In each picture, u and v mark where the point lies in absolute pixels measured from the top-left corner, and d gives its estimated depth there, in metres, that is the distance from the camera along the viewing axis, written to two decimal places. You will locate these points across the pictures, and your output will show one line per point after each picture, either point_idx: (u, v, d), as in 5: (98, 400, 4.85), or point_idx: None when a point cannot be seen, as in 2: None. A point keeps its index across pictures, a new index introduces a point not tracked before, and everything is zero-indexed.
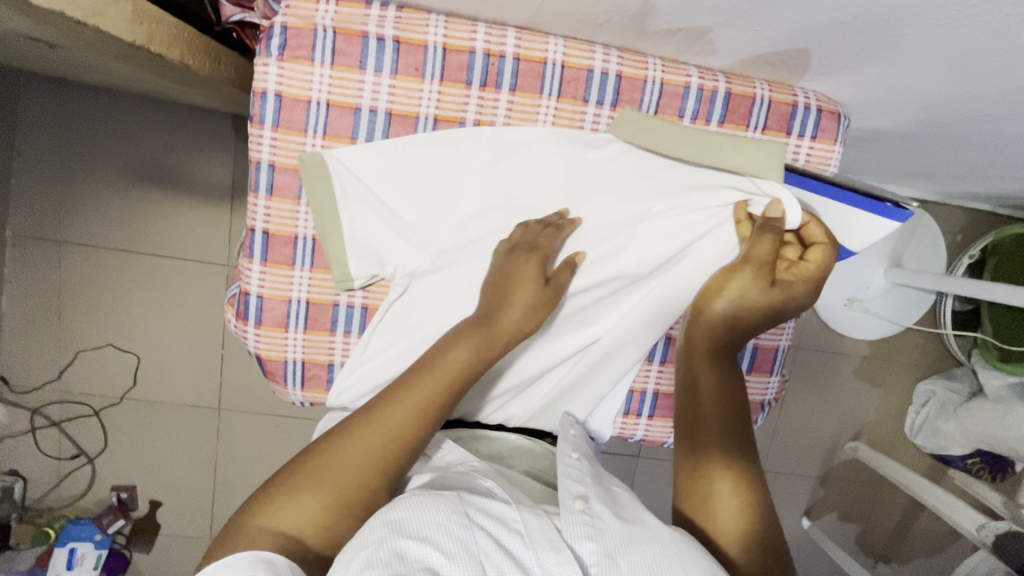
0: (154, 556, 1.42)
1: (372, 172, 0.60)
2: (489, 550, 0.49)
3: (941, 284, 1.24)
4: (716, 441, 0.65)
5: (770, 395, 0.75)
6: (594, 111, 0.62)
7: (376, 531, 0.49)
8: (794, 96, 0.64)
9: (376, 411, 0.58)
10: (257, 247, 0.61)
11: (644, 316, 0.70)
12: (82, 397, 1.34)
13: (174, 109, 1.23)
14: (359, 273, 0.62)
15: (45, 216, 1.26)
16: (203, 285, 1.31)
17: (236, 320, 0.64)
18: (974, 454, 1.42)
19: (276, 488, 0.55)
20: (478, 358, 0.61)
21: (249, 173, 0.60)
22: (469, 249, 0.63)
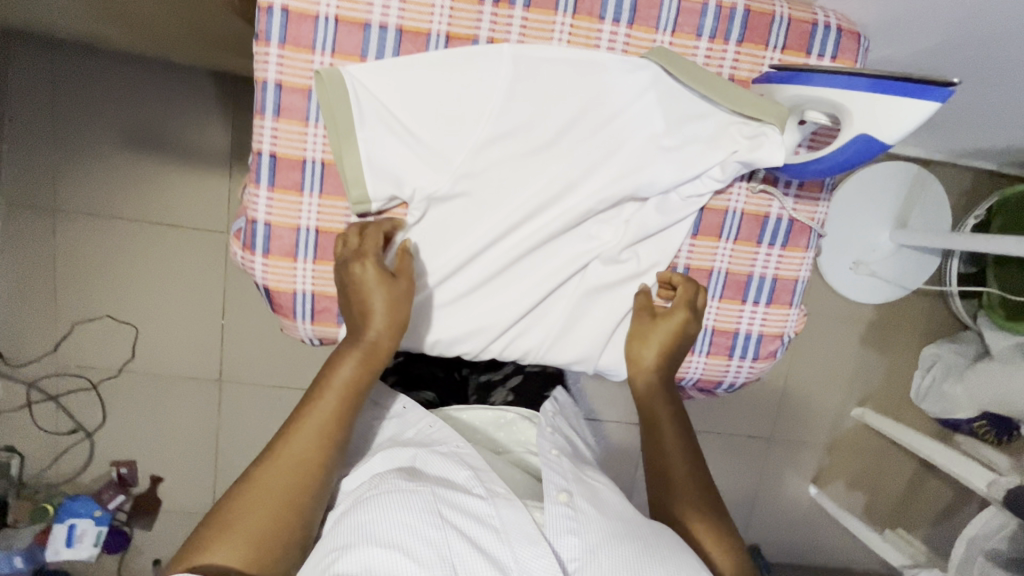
0: (156, 534, 1.39)
1: (388, 89, 0.58)
2: (462, 552, 0.56)
3: (947, 240, 1.24)
4: (679, 472, 0.67)
5: (790, 327, 0.72)
6: (610, 29, 0.61)
7: (347, 537, 0.57)
8: (815, 15, 0.63)
9: (279, 447, 0.61)
10: (263, 171, 0.60)
11: (647, 224, 0.65)
12: (79, 370, 1.31)
13: (172, 70, 1.21)
14: (376, 195, 0.60)
15: (38, 184, 1.23)
16: (203, 253, 1.29)
17: (243, 251, 0.62)
18: (980, 417, 1.39)
19: (194, 543, 0.57)
20: (365, 369, 0.62)
21: (255, 94, 0.58)
22: (488, 172, 0.61)
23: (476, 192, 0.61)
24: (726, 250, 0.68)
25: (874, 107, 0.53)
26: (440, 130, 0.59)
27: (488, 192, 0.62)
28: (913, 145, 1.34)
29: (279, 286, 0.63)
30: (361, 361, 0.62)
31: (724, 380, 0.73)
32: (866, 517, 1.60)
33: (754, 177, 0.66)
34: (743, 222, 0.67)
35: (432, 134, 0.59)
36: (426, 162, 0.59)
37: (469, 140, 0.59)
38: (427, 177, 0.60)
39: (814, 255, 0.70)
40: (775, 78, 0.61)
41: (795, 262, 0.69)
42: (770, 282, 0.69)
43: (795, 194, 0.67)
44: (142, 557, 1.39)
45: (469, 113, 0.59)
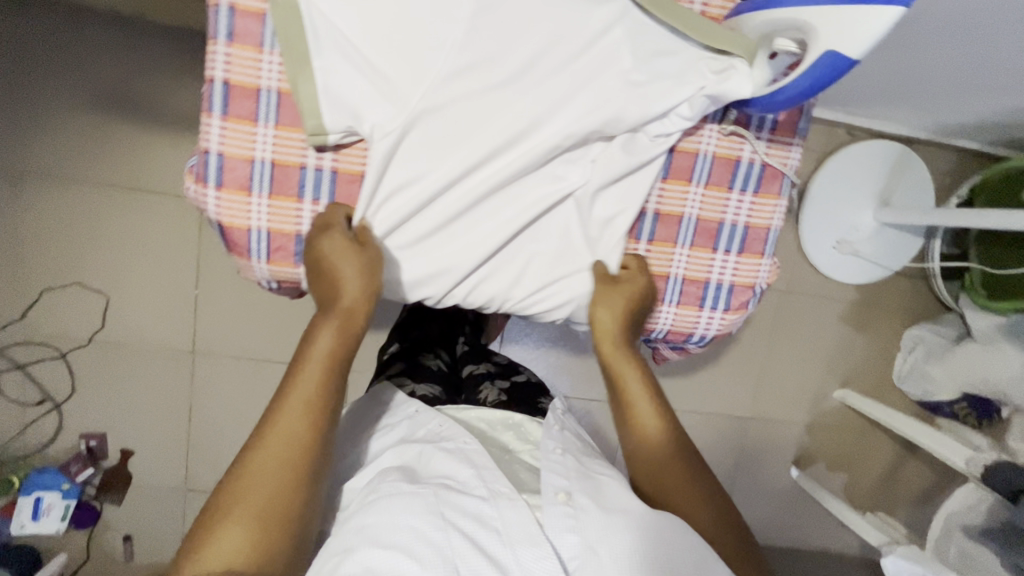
0: (126, 510, 1.36)
1: (346, 19, 0.60)
2: (465, 551, 0.58)
3: (930, 216, 1.23)
4: (659, 447, 0.70)
5: (762, 278, 0.76)
6: None
7: (349, 541, 0.58)
8: None
9: (265, 433, 0.61)
10: (216, 100, 0.62)
11: (614, 165, 0.68)
12: (47, 338, 1.28)
13: (149, 33, 1.20)
14: (333, 126, 0.62)
15: (4, 143, 1.20)
16: (176, 219, 1.26)
17: (195, 184, 0.64)
18: (961, 399, 1.42)
19: (198, 537, 0.57)
20: (343, 338, 0.66)
21: (209, 18, 0.60)
22: (447, 107, 0.63)
23: (436, 135, 0.64)
24: (697, 194, 0.72)
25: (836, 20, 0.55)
26: (400, 65, 0.62)
27: (445, 131, 0.64)
28: (896, 123, 1.34)
29: (233, 222, 0.66)
30: (336, 332, 0.66)
31: (694, 332, 0.77)
32: (848, 499, 1.60)
33: (725, 121, 0.70)
34: (715, 166, 0.71)
35: (392, 70, 0.62)
36: (385, 100, 0.62)
37: (428, 75, 0.62)
38: (388, 116, 0.62)
39: (786, 203, 0.74)
40: (744, 11, 0.64)
41: (767, 210, 0.73)
42: (740, 229, 0.74)
43: (767, 138, 0.71)
44: (112, 533, 1.37)
45: (426, 51, 0.62)
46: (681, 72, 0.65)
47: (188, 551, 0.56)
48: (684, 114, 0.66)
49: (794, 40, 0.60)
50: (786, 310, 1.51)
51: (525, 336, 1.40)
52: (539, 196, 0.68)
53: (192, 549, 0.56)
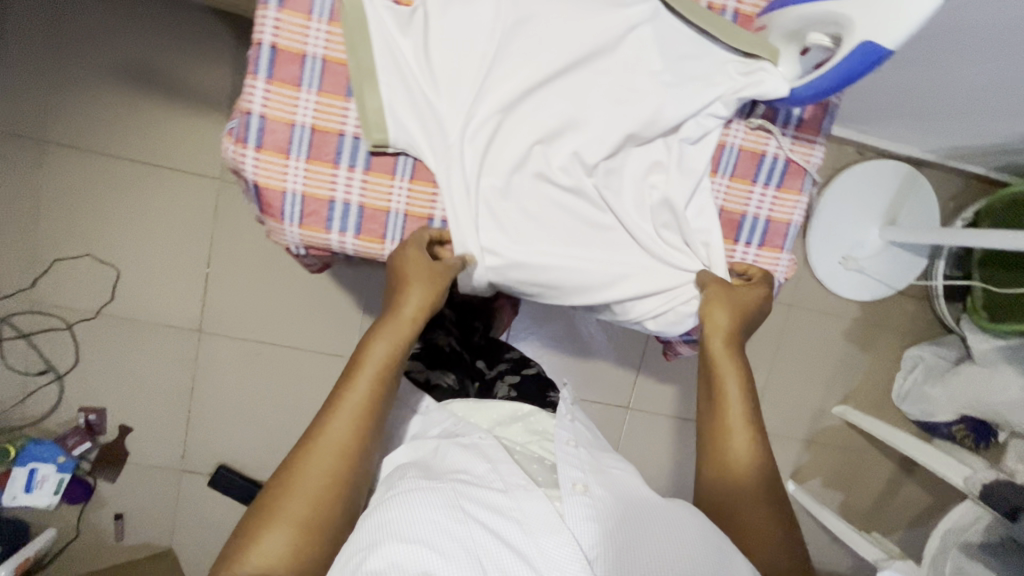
0: (120, 486, 1.35)
1: (396, 24, 0.64)
2: (489, 545, 0.57)
3: (936, 237, 1.25)
4: (749, 478, 0.68)
5: (781, 272, 0.78)
6: None
7: (371, 536, 0.57)
8: None
9: (317, 440, 0.63)
10: (262, 63, 0.64)
11: (656, 160, 0.70)
12: (55, 309, 1.28)
13: (180, 13, 1.22)
14: (395, 139, 0.65)
15: (27, 111, 1.21)
16: (192, 197, 1.27)
17: (234, 145, 0.65)
18: (959, 421, 1.46)
19: (242, 536, 0.58)
20: (398, 349, 0.66)
21: None
22: (487, 109, 0.64)
23: (486, 156, 0.66)
24: (722, 185, 0.73)
25: (874, 11, 0.56)
26: (445, 87, 0.65)
27: (492, 153, 0.66)
28: (905, 143, 1.37)
29: (268, 184, 0.67)
30: (395, 342, 0.67)
31: None
32: (843, 516, 1.60)
33: (751, 116, 0.72)
34: (740, 158, 0.73)
35: (439, 93, 0.65)
36: (434, 122, 0.65)
37: (474, 81, 0.64)
38: (440, 140, 0.65)
39: (808, 198, 0.76)
40: (776, 7, 0.66)
41: (789, 205, 0.75)
42: (762, 222, 0.75)
43: (792, 135, 0.73)
44: (104, 510, 1.36)
45: (470, 77, 0.65)
46: (709, 74, 0.67)
47: (230, 548, 0.58)
48: (721, 112, 0.68)
49: (829, 35, 0.62)
50: (790, 323, 1.53)
51: (531, 332, 1.41)
52: (570, 204, 0.69)
53: (236, 546, 0.57)
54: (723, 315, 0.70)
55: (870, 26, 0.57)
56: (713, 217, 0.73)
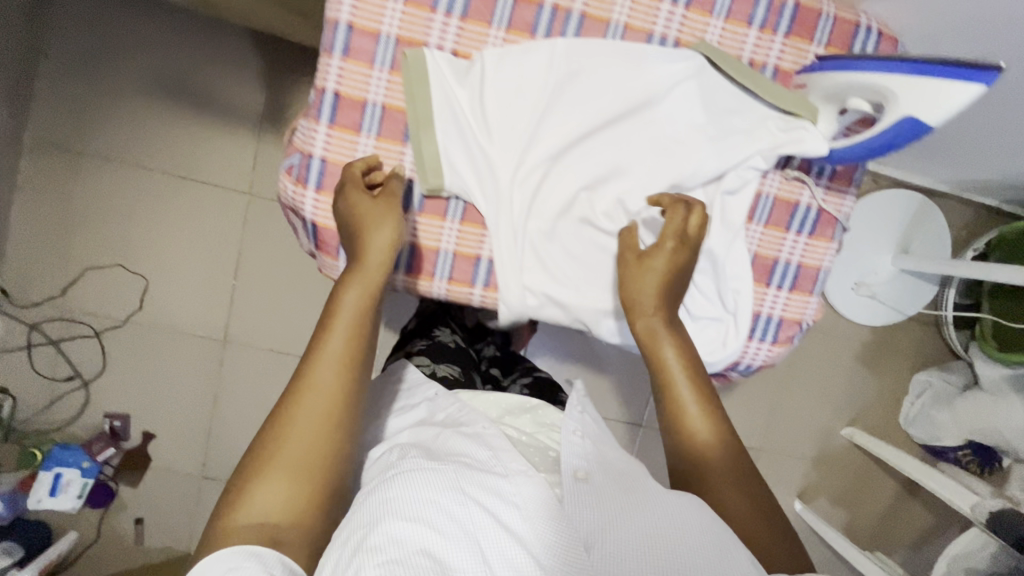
0: (142, 491, 1.38)
1: (454, 72, 0.67)
2: (487, 529, 0.56)
3: (948, 267, 1.27)
4: (714, 451, 0.67)
5: (808, 316, 0.78)
6: (668, 8, 0.69)
7: (373, 513, 0.56)
8: (858, 18, 0.71)
9: (296, 394, 0.62)
10: (325, 109, 0.67)
11: (699, 210, 0.72)
12: (83, 316, 1.30)
13: (216, 30, 1.25)
14: (449, 184, 0.68)
15: (64, 125, 1.24)
16: (222, 210, 1.30)
17: (295, 185, 0.69)
18: (964, 446, 1.49)
19: (233, 493, 0.58)
20: (367, 296, 0.66)
21: (327, 33, 0.66)
22: (537, 155, 0.68)
23: (534, 201, 0.69)
24: (757, 232, 0.75)
25: (917, 88, 0.59)
26: (498, 136, 0.68)
27: (540, 199, 0.69)
28: (920, 173, 1.40)
29: (324, 224, 0.70)
30: (366, 289, 0.66)
31: (741, 361, 0.78)
32: (848, 536, 1.62)
33: (787, 168, 0.74)
34: (776, 208, 0.74)
35: (493, 140, 0.68)
36: (486, 169, 0.68)
37: (525, 128, 0.68)
38: (491, 185, 0.68)
39: (837, 247, 0.78)
40: (817, 69, 0.69)
41: (820, 251, 0.76)
42: (793, 268, 0.76)
43: (825, 185, 0.75)
44: (126, 513, 1.38)
45: (522, 126, 0.68)
46: (754, 127, 0.69)
47: (222, 505, 0.58)
48: (759, 165, 0.70)
49: (868, 100, 0.65)
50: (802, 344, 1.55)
51: (547, 348, 1.43)
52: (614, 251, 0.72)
53: (228, 503, 0.58)
54: (651, 281, 0.68)
55: (912, 102, 0.60)
56: (748, 261, 0.74)
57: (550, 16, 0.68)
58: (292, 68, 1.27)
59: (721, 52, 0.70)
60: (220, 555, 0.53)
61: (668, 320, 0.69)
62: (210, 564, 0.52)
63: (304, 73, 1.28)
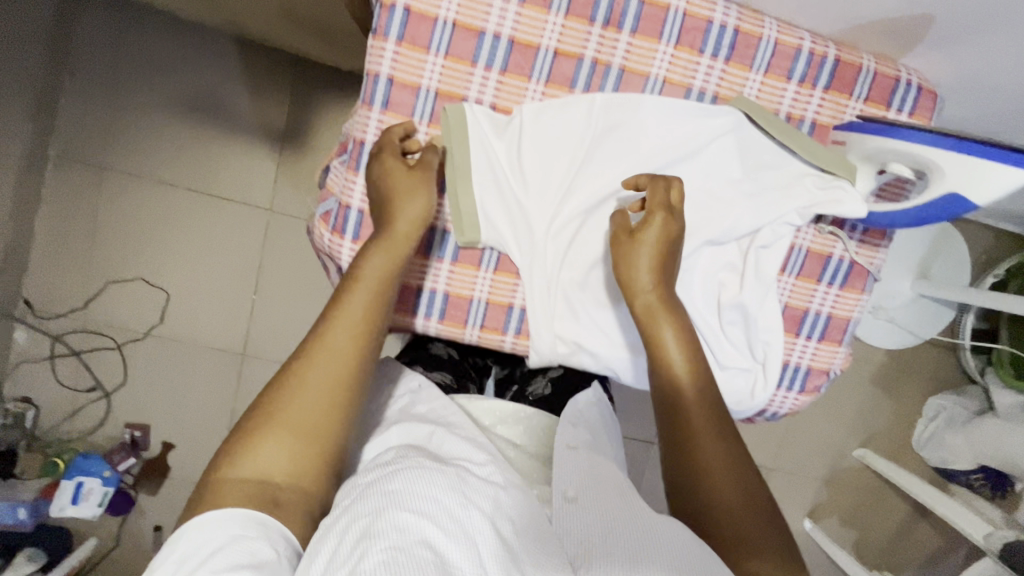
0: (160, 500, 1.38)
1: (493, 127, 0.69)
2: (484, 530, 0.52)
3: (967, 296, 1.26)
4: (705, 435, 0.65)
5: (836, 365, 0.79)
6: (708, 62, 0.70)
7: (374, 503, 0.52)
8: (898, 72, 0.72)
9: (313, 352, 0.60)
10: (364, 161, 0.70)
11: (728, 262, 0.73)
12: (106, 329, 1.31)
13: (240, 46, 1.25)
14: (486, 237, 0.70)
15: (89, 139, 1.24)
16: (243, 226, 1.30)
17: (332, 234, 0.71)
18: (977, 471, 1.46)
19: (238, 440, 0.56)
20: (389, 264, 0.65)
21: (367, 86, 0.68)
22: (570, 208, 0.70)
23: (568, 252, 0.71)
24: (789, 283, 0.75)
25: (963, 166, 0.62)
26: (534, 189, 0.70)
27: (574, 250, 0.71)
28: None
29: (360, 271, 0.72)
30: (389, 258, 0.65)
31: (768, 408, 0.78)
32: (858, 555, 1.62)
33: (821, 221, 0.75)
34: (808, 259, 0.75)
35: (529, 194, 0.70)
36: (522, 221, 0.71)
37: (559, 181, 0.71)
38: (526, 236, 0.71)
39: (867, 298, 0.78)
40: (856, 128, 0.70)
41: (850, 302, 0.77)
42: (823, 318, 0.77)
43: (858, 238, 0.76)
44: (144, 520, 1.37)
45: (557, 180, 0.71)
46: (787, 183, 0.70)
47: (223, 456, 0.56)
48: (794, 221, 0.70)
49: (909, 165, 0.67)
50: None
51: None
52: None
53: (230, 453, 0.56)
54: (645, 258, 0.67)
55: (953, 177, 0.63)
56: (780, 313, 0.75)
57: (590, 70, 0.69)
58: (314, 87, 1.27)
59: (758, 106, 0.71)
60: (221, 518, 0.51)
61: (667, 297, 0.68)
62: (206, 524, 0.50)
63: (327, 92, 1.27)
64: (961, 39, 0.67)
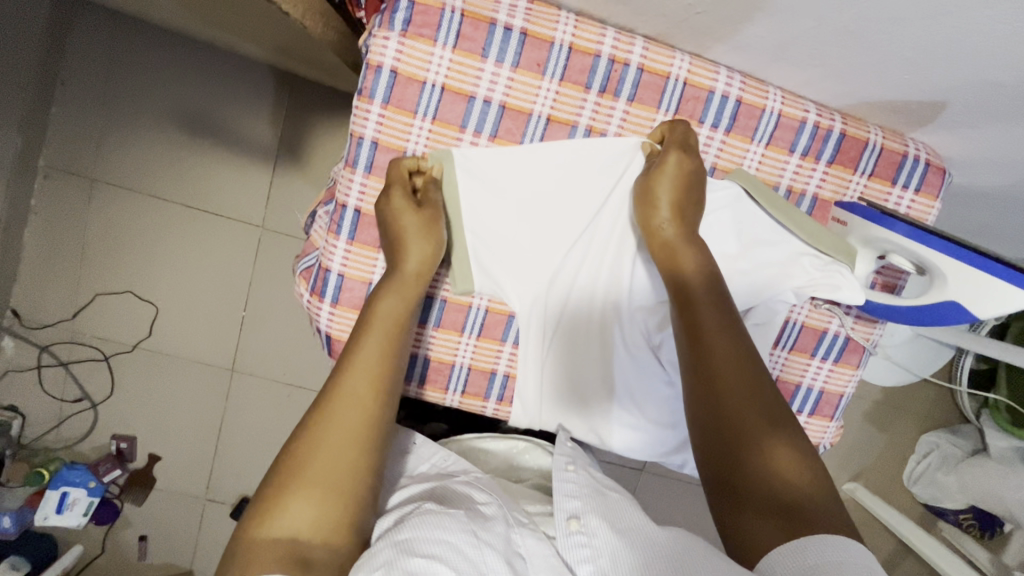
0: (146, 511, 1.36)
1: (495, 171, 0.68)
2: (499, 568, 0.50)
3: (963, 341, 1.22)
4: (722, 356, 0.59)
5: (827, 438, 0.80)
6: (707, 133, 0.69)
7: (387, 552, 0.49)
8: (905, 147, 0.71)
9: (330, 397, 0.58)
10: (345, 224, 0.68)
11: None
12: (94, 340, 1.30)
13: (234, 60, 1.23)
14: (479, 287, 0.71)
15: (79, 151, 1.23)
16: (232, 243, 1.28)
17: (312, 297, 0.70)
18: (967, 510, 1.45)
19: (258, 510, 0.51)
20: (404, 301, 0.64)
21: (352, 148, 0.66)
22: (567, 257, 0.71)
23: (565, 303, 0.73)
24: (781, 357, 0.75)
25: (959, 271, 0.62)
26: (535, 237, 0.71)
27: (570, 300, 0.72)
28: None
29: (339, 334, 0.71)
30: (402, 295, 0.64)
31: None
32: None
33: (817, 298, 0.74)
34: (802, 334, 0.75)
35: (528, 243, 0.71)
36: (518, 272, 0.71)
37: (558, 231, 0.71)
38: (522, 285, 0.72)
39: (861, 373, 0.78)
40: (857, 211, 0.69)
41: (844, 378, 0.77)
42: (815, 393, 0.77)
43: (855, 315, 0.75)
44: (128, 531, 1.36)
45: (557, 228, 0.71)
46: (780, 263, 0.69)
47: (244, 525, 0.51)
48: (791, 299, 0.70)
49: (910, 261, 0.67)
50: None
51: None
52: (633, 362, 0.73)
53: (251, 516, 0.51)
54: (666, 188, 0.65)
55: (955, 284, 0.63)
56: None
57: (583, 138, 0.69)
58: (307, 106, 1.25)
59: (758, 179, 0.70)
60: None
61: (685, 232, 0.65)
62: None
63: (319, 112, 1.26)
64: (963, 120, 0.66)
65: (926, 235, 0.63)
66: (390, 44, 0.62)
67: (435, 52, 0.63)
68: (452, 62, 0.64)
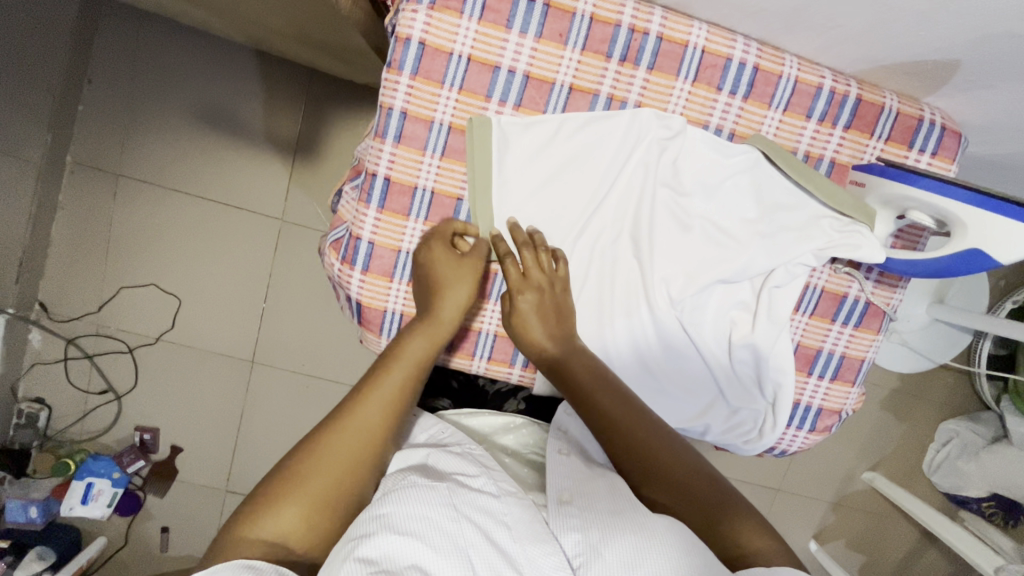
0: (168, 502, 1.38)
1: (521, 141, 0.70)
2: (477, 541, 0.51)
3: (980, 322, 1.21)
4: (640, 440, 0.66)
5: (848, 404, 0.81)
6: (726, 99, 0.71)
7: (364, 526, 0.51)
8: (921, 112, 0.73)
9: (346, 418, 0.60)
10: (375, 193, 0.70)
11: (738, 296, 0.75)
12: (118, 333, 1.33)
13: (256, 57, 1.26)
14: None
15: (107, 148, 1.26)
16: (254, 235, 1.31)
17: (343, 265, 0.72)
18: (990, 498, 1.41)
19: (252, 505, 0.55)
20: (431, 346, 0.67)
21: (381, 119, 0.68)
22: (593, 223, 0.73)
23: (590, 265, 0.74)
24: (802, 322, 0.77)
25: (982, 221, 0.64)
26: (561, 206, 0.72)
27: (596, 264, 0.74)
28: None
29: (370, 301, 0.74)
30: (430, 342, 0.67)
31: (777, 446, 0.81)
32: None
33: (837, 262, 0.76)
34: (822, 299, 0.76)
35: (553, 212, 0.73)
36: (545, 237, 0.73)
37: (583, 199, 0.73)
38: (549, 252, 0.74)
39: (882, 338, 0.80)
40: (875, 171, 0.70)
41: (864, 343, 0.79)
42: (837, 358, 0.78)
43: (875, 279, 0.77)
44: (151, 522, 1.37)
45: (589, 192, 0.72)
46: (799, 228, 0.72)
47: (240, 515, 0.55)
48: (810, 261, 0.72)
49: (930, 215, 0.68)
50: None
51: None
52: (659, 327, 0.75)
53: (247, 508, 0.55)
54: (530, 309, 0.70)
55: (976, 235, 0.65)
56: (793, 353, 0.76)
57: (604, 107, 0.70)
58: (327, 100, 1.28)
59: (777, 145, 0.72)
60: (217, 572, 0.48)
61: (562, 333, 0.71)
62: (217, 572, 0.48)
63: (338, 104, 1.28)
64: (979, 81, 0.67)
65: (948, 185, 0.64)
66: (418, 15, 0.65)
67: (462, 24, 0.66)
68: (478, 33, 0.66)
